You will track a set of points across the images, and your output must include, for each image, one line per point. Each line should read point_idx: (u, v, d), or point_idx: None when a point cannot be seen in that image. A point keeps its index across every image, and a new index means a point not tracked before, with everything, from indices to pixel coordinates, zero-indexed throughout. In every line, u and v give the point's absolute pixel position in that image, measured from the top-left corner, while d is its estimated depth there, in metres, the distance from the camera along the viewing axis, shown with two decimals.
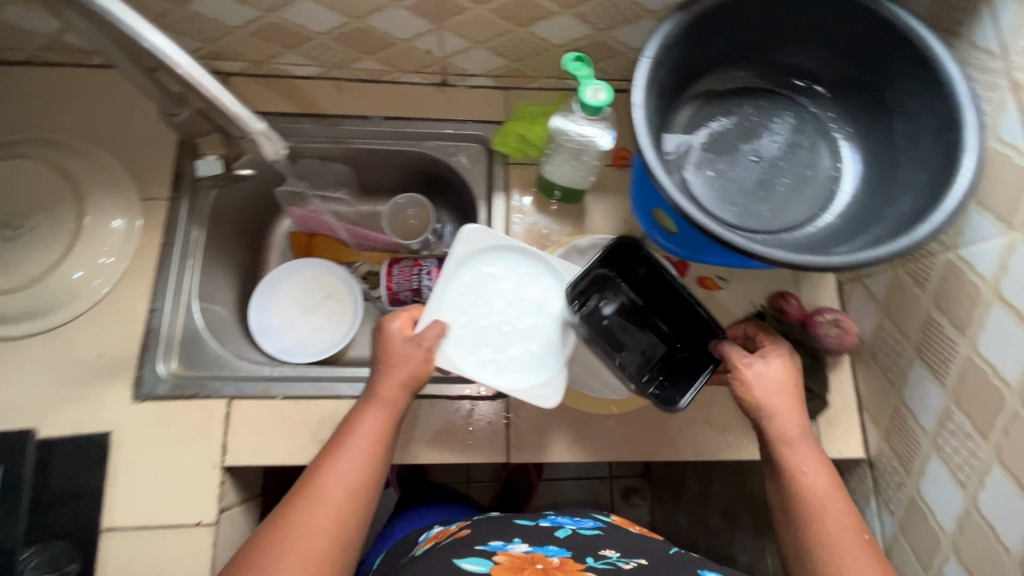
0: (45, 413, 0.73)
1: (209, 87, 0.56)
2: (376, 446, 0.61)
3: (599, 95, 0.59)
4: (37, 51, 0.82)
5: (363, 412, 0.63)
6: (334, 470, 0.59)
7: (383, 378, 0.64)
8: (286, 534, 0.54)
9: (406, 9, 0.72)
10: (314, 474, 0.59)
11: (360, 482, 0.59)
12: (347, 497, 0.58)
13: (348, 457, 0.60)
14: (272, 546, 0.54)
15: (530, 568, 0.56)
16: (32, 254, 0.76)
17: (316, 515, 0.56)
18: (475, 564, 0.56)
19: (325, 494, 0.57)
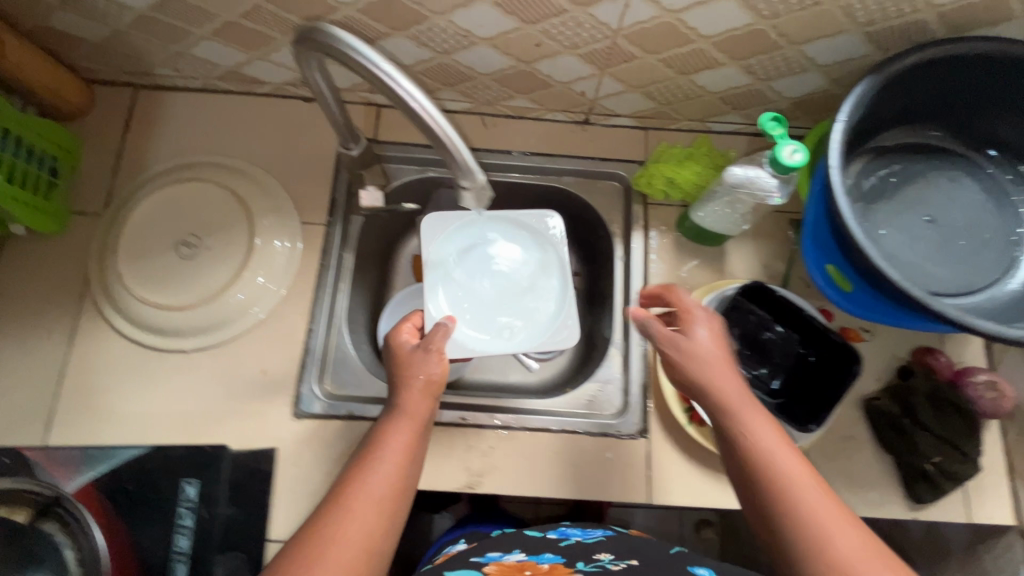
0: (215, 425, 0.77)
1: (445, 134, 0.52)
2: (406, 457, 0.60)
3: (795, 156, 0.59)
4: (212, 79, 0.88)
5: (390, 424, 0.62)
6: (371, 479, 0.57)
7: (404, 391, 0.64)
8: (323, 541, 0.53)
9: (578, 57, 0.74)
10: (343, 486, 0.57)
11: (394, 492, 0.57)
12: (382, 506, 0.56)
13: (381, 466, 0.58)
14: (307, 551, 0.52)
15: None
16: (209, 274, 0.81)
17: (352, 522, 0.54)
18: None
19: (357, 504, 0.55)
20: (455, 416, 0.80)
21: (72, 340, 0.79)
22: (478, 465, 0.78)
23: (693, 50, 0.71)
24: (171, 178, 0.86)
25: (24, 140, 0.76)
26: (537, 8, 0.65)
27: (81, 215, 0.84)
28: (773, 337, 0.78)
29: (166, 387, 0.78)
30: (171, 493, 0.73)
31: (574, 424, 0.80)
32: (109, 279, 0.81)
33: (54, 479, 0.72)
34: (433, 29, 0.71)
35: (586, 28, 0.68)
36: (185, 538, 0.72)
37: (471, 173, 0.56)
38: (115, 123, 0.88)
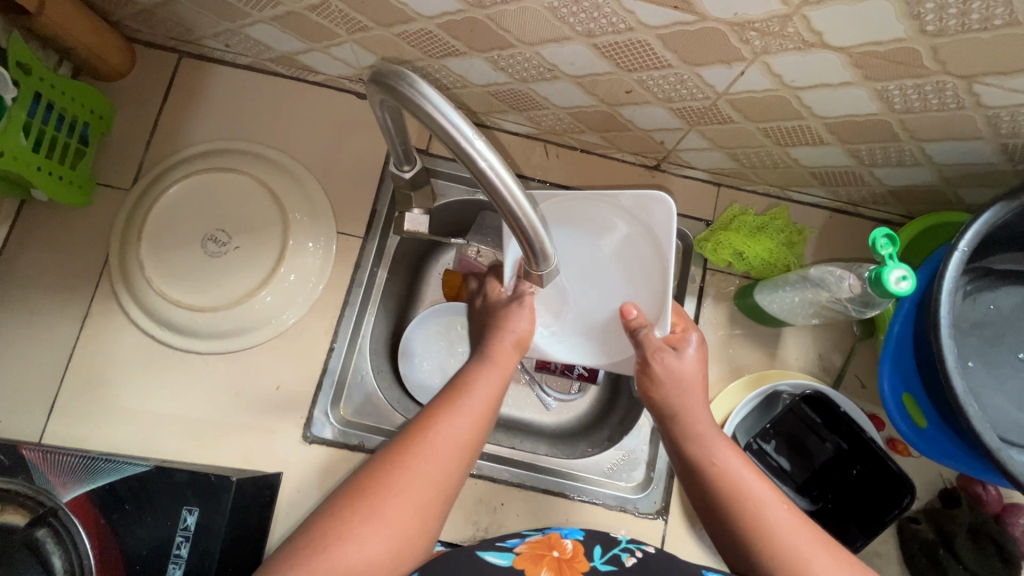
0: (222, 434, 0.74)
1: (525, 217, 0.43)
2: (492, 402, 0.60)
3: (902, 284, 0.53)
4: (263, 60, 0.81)
5: (478, 367, 0.63)
6: (457, 416, 0.56)
7: (497, 342, 0.66)
8: (400, 470, 0.51)
9: (668, 110, 0.67)
10: (430, 415, 0.56)
11: (476, 435, 0.57)
12: (462, 448, 0.55)
13: (470, 405, 0.58)
14: (391, 470, 0.51)
15: (548, 557, 0.54)
16: (238, 274, 0.78)
17: (434, 458, 0.53)
18: (498, 558, 0.53)
19: (439, 437, 0.54)
20: (469, 466, 0.76)
21: (85, 323, 0.75)
22: (485, 521, 0.75)
23: (800, 126, 0.63)
24: (207, 162, 0.80)
25: (55, 105, 0.69)
26: (639, 58, 0.58)
27: (109, 187, 0.79)
28: (816, 444, 0.73)
29: (177, 390, 0.74)
30: (168, 519, 0.61)
31: (589, 493, 0.77)
32: (129, 263, 0.76)
33: (48, 485, 0.60)
34: (516, 57, 0.64)
35: (689, 85, 0.61)
36: (180, 569, 0.60)
37: (547, 257, 0.47)
38: (155, 88, 0.82)
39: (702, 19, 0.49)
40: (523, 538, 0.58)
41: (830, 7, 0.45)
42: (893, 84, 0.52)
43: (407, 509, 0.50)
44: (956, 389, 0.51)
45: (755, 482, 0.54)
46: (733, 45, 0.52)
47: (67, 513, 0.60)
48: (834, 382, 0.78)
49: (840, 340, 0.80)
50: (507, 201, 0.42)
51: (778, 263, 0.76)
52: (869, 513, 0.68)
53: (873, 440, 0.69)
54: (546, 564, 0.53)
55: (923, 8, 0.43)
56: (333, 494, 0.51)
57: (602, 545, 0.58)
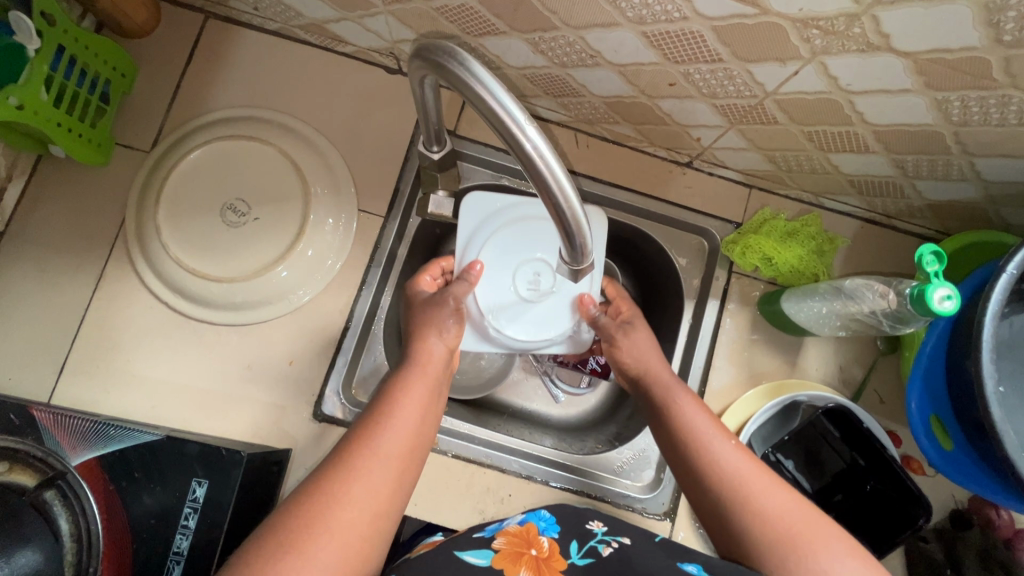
0: (232, 406, 0.73)
1: (569, 207, 0.41)
2: (417, 423, 0.57)
3: (946, 303, 0.51)
4: (293, 27, 0.78)
5: (400, 385, 0.59)
6: (382, 433, 0.53)
7: (417, 353, 0.63)
8: (333, 490, 0.48)
9: (711, 106, 0.65)
10: (354, 441, 0.53)
11: (408, 450, 0.54)
12: (394, 458, 0.52)
13: (395, 422, 0.55)
14: (317, 499, 0.48)
15: (526, 555, 0.50)
16: (255, 246, 0.76)
17: (367, 472, 0.50)
18: (477, 558, 0.49)
19: (367, 462, 0.51)
20: (476, 454, 0.75)
21: (98, 286, 0.74)
22: (491, 510, 0.74)
23: (847, 131, 0.61)
24: (228, 129, 0.78)
25: (78, 59, 0.67)
26: (688, 50, 0.55)
27: (127, 148, 0.77)
28: (833, 458, 0.73)
29: (190, 359, 0.73)
30: (176, 489, 0.60)
31: (599, 489, 0.77)
32: (145, 228, 0.75)
33: (58, 447, 0.60)
34: (558, 40, 0.61)
35: (736, 82, 0.58)
36: (187, 540, 0.59)
37: (585, 251, 0.45)
38: (179, 49, 0.79)
39: (763, 13, 0.47)
40: (501, 528, 0.55)
41: (903, 9, 0.43)
42: (955, 94, 0.50)
43: (348, 536, 0.47)
44: (994, 417, 0.50)
45: (762, 485, 0.55)
46: (792, 42, 0.50)
47: (76, 477, 0.59)
48: (853, 396, 0.77)
49: (863, 353, 0.78)
50: (551, 188, 0.40)
51: (806, 272, 0.75)
52: (881, 528, 0.68)
53: (894, 458, 0.68)
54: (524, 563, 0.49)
55: (1004, 17, 0.41)
56: (241, 547, 0.46)
57: (579, 539, 0.55)
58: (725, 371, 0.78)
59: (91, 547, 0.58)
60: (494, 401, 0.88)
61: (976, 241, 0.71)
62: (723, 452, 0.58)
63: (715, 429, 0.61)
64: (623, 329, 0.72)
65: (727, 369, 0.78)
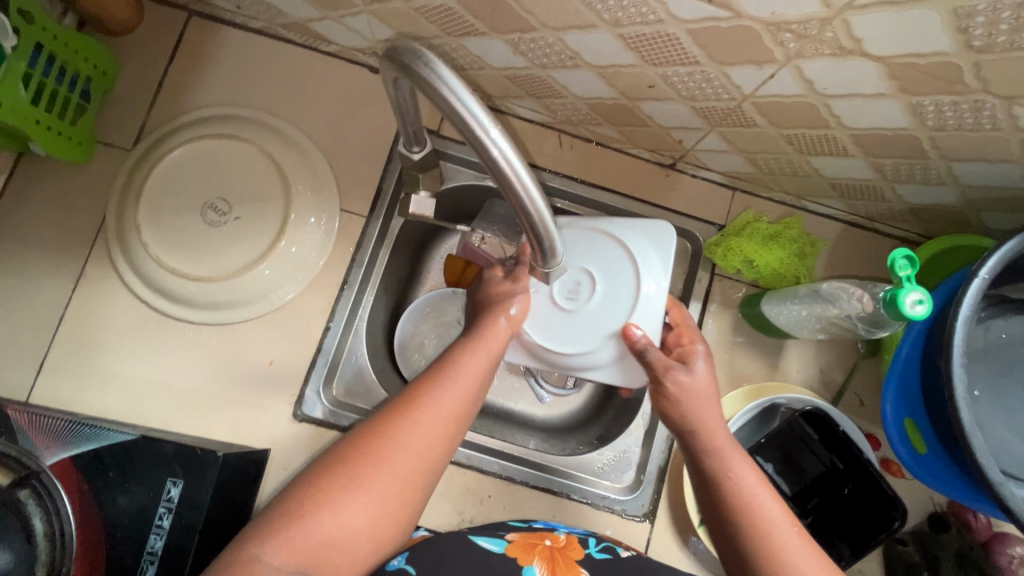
0: (212, 406, 0.73)
1: (536, 211, 0.41)
2: (477, 387, 0.57)
3: (918, 308, 0.51)
4: (276, 26, 0.78)
5: (465, 347, 0.59)
6: (444, 395, 0.54)
7: (489, 319, 0.62)
8: (390, 440, 0.50)
9: (691, 108, 0.65)
10: (416, 393, 0.54)
11: (463, 412, 0.55)
12: (450, 422, 0.53)
13: (456, 385, 0.55)
14: (375, 446, 0.49)
15: (540, 546, 0.58)
16: (237, 245, 0.76)
17: (421, 433, 0.51)
18: (492, 544, 0.57)
19: (425, 417, 0.52)
20: (457, 455, 0.75)
21: (77, 285, 0.74)
22: (471, 511, 0.74)
23: (825, 135, 0.61)
24: (210, 127, 0.77)
25: (57, 57, 0.67)
26: (666, 52, 0.55)
27: (108, 146, 0.77)
28: (813, 462, 0.73)
29: (170, 358, 0.73)
30: (151, 489, 0.60)
31: (579, 491, 0.76)
32: (126, 227, 0.74)
33: (32, 447, 0.59)
34: (538, 42, 0.61)
35: (715, 85, 0.58)
36: (161, 540, 0.59)
37: (555, 254, 0.45)
38: (161, 47, 0.79)
39: (736, 16, 0.47)
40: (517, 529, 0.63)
41: (873, 14, 0.43)
42: (928, 99, 0.50)
43: (389, 488, 0.49)
44: (963, 422, 0.50)
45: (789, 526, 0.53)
46: (766, 46, 0.50)
47: (50, 476, 0.59)
48: (834, 398, 0.77)
49: (844, 356, 0.78)
50: (517, 192, 0.40)
51: (789, 274, 0.76)
52: (858, 531, 0.68)
53: (870, 463, 0.68)
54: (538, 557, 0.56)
55: (972, 22, 0.41)
56: (297, 476, 0.49)
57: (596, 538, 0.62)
58: None
59: (64, 547, 0.58)
60: None
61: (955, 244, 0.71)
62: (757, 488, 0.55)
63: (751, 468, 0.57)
64: (679, 368, 0.61)
65: None
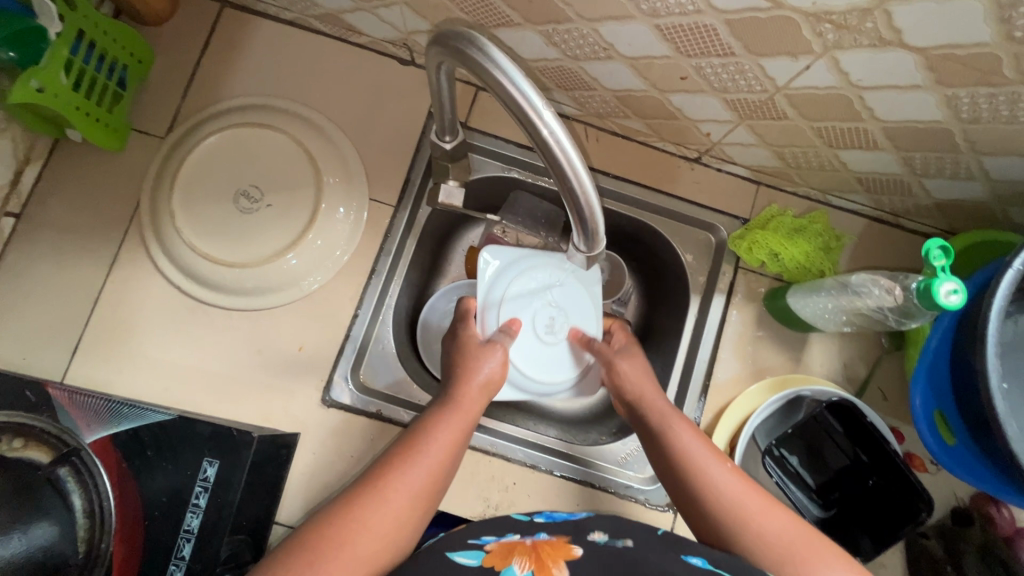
0: (242, 390, 0.74)
1: (584, 193, 0.42)
2: (450, 455, 0.57)
3: (952, 297, 0.52)
4: (308, 17, 0.79)
5: (438, 417, 0.60)
6: (414, 465, 0.54)
7: (462, 387, 0.64)
8: (357, 516, 0.49)
9: (721, 100, 0.65)
10: (384, 468, 0.54)
11: (432, 489, 0.54)
12: (419, 492, 0.53)
13: (425, 458, 0.55)
14: (343, 521, 0.49)
15: (519, 548, 0.49)
16: (267, 232, 0.77)
17: (388, 502, 0.51)
18: (467, 556, 0.49)
19: (394, 491, 0.52)
20: (483, 443, 0.76)
21: (112, 269, 0.75)
22: (496, 498, 0.75)
23: (856, 128, 0.61)
24: (242, 116, 0.79)
25: (98, 45, 0.68)
26: (701, 43, 0.56)
27: (142, 133, 0.78)
28: (837, 455, 0.73)
29: (201, 343, 0.74)
30: (188, 469, 0.61)
31: (603, 480, 0.77)
32: (160, 213, 0.76)
33: (73, 424, 0.61)
34: (572, 33, 0.62)
35: (748, 76, 0.59)
36: (197, 518, 0.60)
37: (597, 237, 0.47)
38: (195, 36, 0.80)
39: (776, 6, 0.48)
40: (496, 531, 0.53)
41: (915, 3, 0.43)
42: (964, 91, 0.51)
43: (356, 567, 0.47)
44: (997, 411, 0.51)
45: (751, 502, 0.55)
46: (804, 37, 0.50)
47: (89, 453, 0.60)
48: (857, 392, 0.78)
49: (868, 351, 0.79)
50: (566, 174, 0.41)
51: (813, 268, 0.76)
52: (882, 523, 0.69)
53: (897, 455, 0.68)
54: (518, 556, 0.48)
55: (1015, 12, 0.41)
56: (266, 559, 0.47)
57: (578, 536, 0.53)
58: (730, 366, 0.78)
59: (103, 523, 0.59)
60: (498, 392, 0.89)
61: (981, 240, 0.71)
62: (716, 471, 0.57)
63: (708, 453, 0.60)
64: (619, 355, 0.73)
65: (732, 364, 0.79)
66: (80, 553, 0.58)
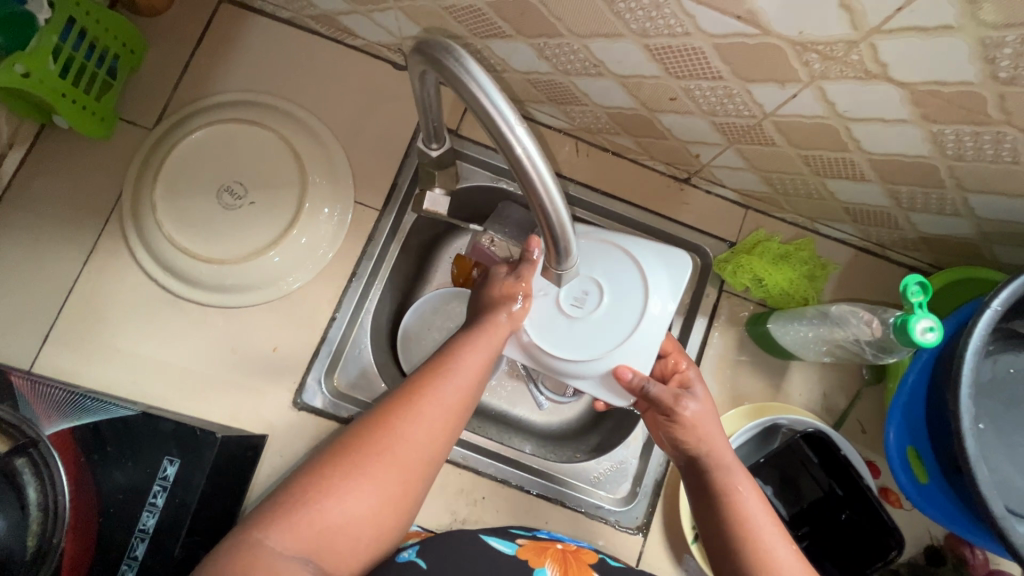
0: (213, 389, 0.73)
1: (555, 211, 0.41)
2: (479, 384, 0.57)
3: (927, 334, 0.51)
4: (304, 16, 0.79)
5: (470, 338, 0.58)
6: (448, 391, 0.54)
7: (491, 309, 0.60)
8: (391, 438, 0.50)
9: (710, 123, 0.65)
10: (420, 386, 0.53)
11: (464, 416, 0.55)
12: (450, 421, 0.53)
13: (459, 381, 0.54)
14: (375, 443, 0.49)
15: (551, 550, 0.59)
16: (249, 229, 0.76)
17: (422, 430, 0.51)
18: (503, 546, 0.58)
19: (429, 414, 0.52)
20: (454, 454, 0.75)
21: (89, 258, 0.74)
22: (464, 512, 0.73)
23: (843, 158, 0.61)
24: (231, 112, 0.78)
25: (88, 33, 0.68)
26: (690, 66, 0.56)
27: (130, 124, 0.77)
28: (811, 486, 0.72)
29: (174, 338, 0.73)
30: (147, 467, 0.60)
31: (574, 500, 0.76)
32: (141, 204, 0.75)
33: (33, 415, 0.59)
34: (563, 47, 0.62)
35: (736, 101, 0.59)
36: (153, 518, 0.59)
37: (569, 255, 0.46)
38: (190, 30, 0.80)
39: (763, 34, 0.47)
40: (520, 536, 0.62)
41: (899, 39, 0.43)
42: (949, 127, 0.50)
43: (379, 496, 0.48)
44: (969, 454, 0.50)
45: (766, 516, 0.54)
46: (791, 65, 0.50)
47: (48, 447, 0.59)
48: (836, 423, 0.77)
49: (848, 382, 0.78)
50: (537, 190, 0.40)
51: (796, 296, 0.75)
52: (855, 558, 0.68)
53: (871, 490, 0.67)
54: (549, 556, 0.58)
55: (999, 53, 0.41)
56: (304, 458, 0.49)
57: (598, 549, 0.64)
58: (709, 390, 0.78)
59: (56, 520, 0.58)
60: (475, 403, 0.87)
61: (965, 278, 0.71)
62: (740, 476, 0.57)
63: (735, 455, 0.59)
64: (681, 399, 0.61)
65: (711, 388, 0.78)
66: (28, 549, 0.57)
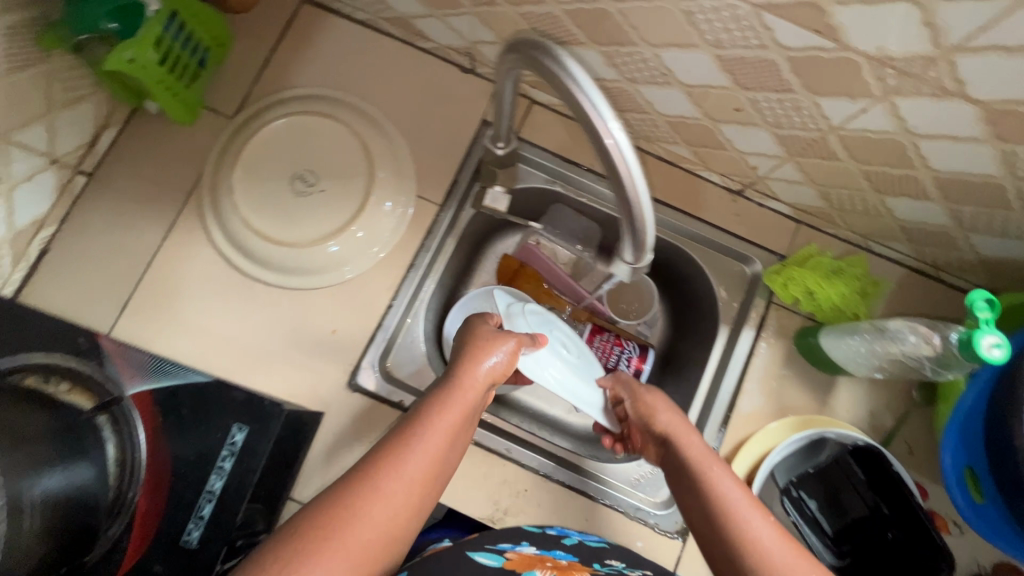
0: (273, 365, 0.76)
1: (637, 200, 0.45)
2: (451, 444, 0.54)
3: (994, 350, 0.51)
4: (379, 19, 0.83)
5: (440, 396, 0.56)
6: (413, 455, 0.51)
7: (463, 364, 0.59)
8: (352, 512, 0.47)
9: (773, 135, 0.66)
10: (385, 453, 0.51)
11: (433, 477, 0.52)
12: (418, 486, 0.50)
13: (426, 447, 0.52)
14: (334, 518, 0.46)
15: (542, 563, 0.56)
16: (316, 216, 0.80)
17: (388, 498, 0.48)
18: (489, 559, 0.55)
19: (390, 483, 0.49)
20: (499, 446, 0.76)
21: (168, 234, 0.79)
22: (506, 503, 0.75)
23: (907, 175, 0.62)
24: (306, 105, 0.83)
25: (187, 25, 0.73)
26: (760, 78, 0.58)
27: (212, 111, 0.82)
28: (857, 503, 0.72)
29: (241, 314, 0.77)
30: (217, 431, 0.63)
31: (614, 499, 0.77)
32: (219, 187, 0.80)
33: (117, 376, 0.64)
34: (633, 56, 0.64)
35: (803, 114, 0.60)
36: (220, 481, 0.62)
37: (641, 243, 0.49)
38: (273, 27, 0.85)
39: (842, 48, 0.49)
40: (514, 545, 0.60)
41: (981, 56, 0.45)
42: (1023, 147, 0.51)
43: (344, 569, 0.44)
44: None
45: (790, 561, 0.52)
46: (864, 80, 0.52)
47: (128, 405, 0.63)
48: (882, 442, 0.76)
49: (896, 401, 0.77)
50: (623, 179, 0.44)
51: (847, 310, 0.76)
52: None
53: (921, 509, 0.67)
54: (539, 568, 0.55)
55: None
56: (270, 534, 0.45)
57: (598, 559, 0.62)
58: (754, 400, 0.78)
59: (134, 473, 0.61)
60: (517, 399, 0.89)
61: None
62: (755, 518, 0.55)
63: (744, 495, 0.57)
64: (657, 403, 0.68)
65: (756, 398, 0.78)
66: (109, 496, 0.60)
